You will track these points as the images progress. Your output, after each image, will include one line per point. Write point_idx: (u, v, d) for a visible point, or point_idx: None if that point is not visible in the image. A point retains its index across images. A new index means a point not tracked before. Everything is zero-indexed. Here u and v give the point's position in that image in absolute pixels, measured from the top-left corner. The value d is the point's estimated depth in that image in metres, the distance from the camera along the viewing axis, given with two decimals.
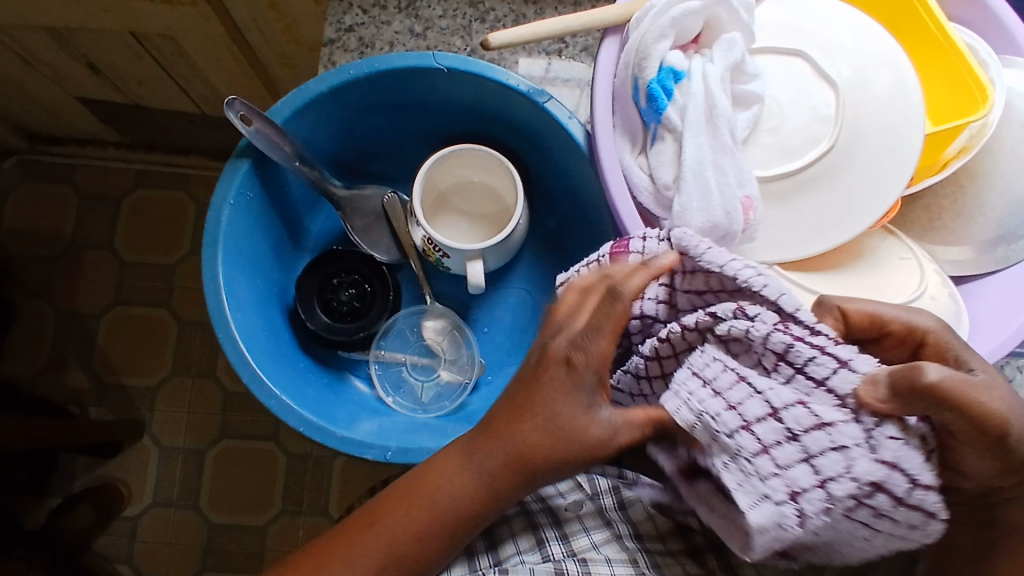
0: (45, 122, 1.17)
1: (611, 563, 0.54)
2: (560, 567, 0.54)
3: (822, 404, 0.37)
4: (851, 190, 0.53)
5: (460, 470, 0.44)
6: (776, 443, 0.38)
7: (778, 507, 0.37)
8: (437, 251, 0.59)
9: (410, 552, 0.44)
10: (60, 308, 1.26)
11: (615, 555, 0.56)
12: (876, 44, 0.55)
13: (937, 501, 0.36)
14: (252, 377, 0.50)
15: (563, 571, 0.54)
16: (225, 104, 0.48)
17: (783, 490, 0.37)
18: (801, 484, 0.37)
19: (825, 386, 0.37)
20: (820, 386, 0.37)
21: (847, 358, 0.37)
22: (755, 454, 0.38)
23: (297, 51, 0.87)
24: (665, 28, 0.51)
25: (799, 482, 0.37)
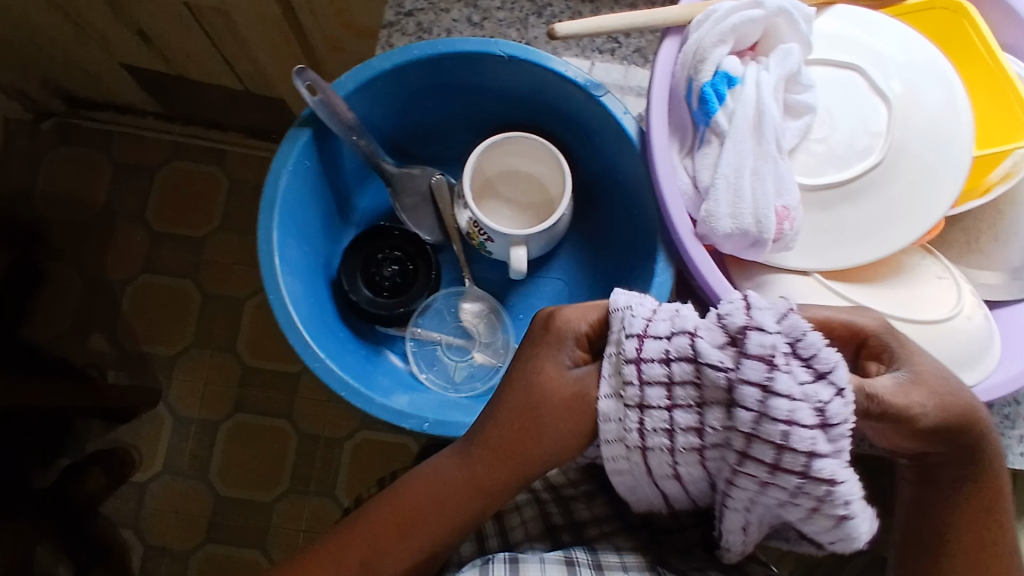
0: (91, 87, 1.19)
1: (622, 554, 0.52)
2: (570, 557, 0.51)
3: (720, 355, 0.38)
4: (895, 205, 0.54)
5: (465, 455, 0.47)
6: (653, 359, 0.41)
7: (624, 407, 0.42)
8: (481, 234, 0.61)
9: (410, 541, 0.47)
10: (87, 271, 1.27)
11: (625, 545, 0.54)
12: (930, 62, 0.56)
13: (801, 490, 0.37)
14: (299, 341, 0.52)
15: (575, 561, 0.51)
16: (295, 73, 0.51)
17: (634, 397, 0.41)
18: (650, 401, 0.41)
19: (734, 347, 0.37)
20: (731, 345, 0.37)
21: (776, 352, 0.36)
22: (628, 359, 0.41)
23: (347, 35, 0.89)
24: (724, 34, 0.52)
25: (650, 399, 0.41)
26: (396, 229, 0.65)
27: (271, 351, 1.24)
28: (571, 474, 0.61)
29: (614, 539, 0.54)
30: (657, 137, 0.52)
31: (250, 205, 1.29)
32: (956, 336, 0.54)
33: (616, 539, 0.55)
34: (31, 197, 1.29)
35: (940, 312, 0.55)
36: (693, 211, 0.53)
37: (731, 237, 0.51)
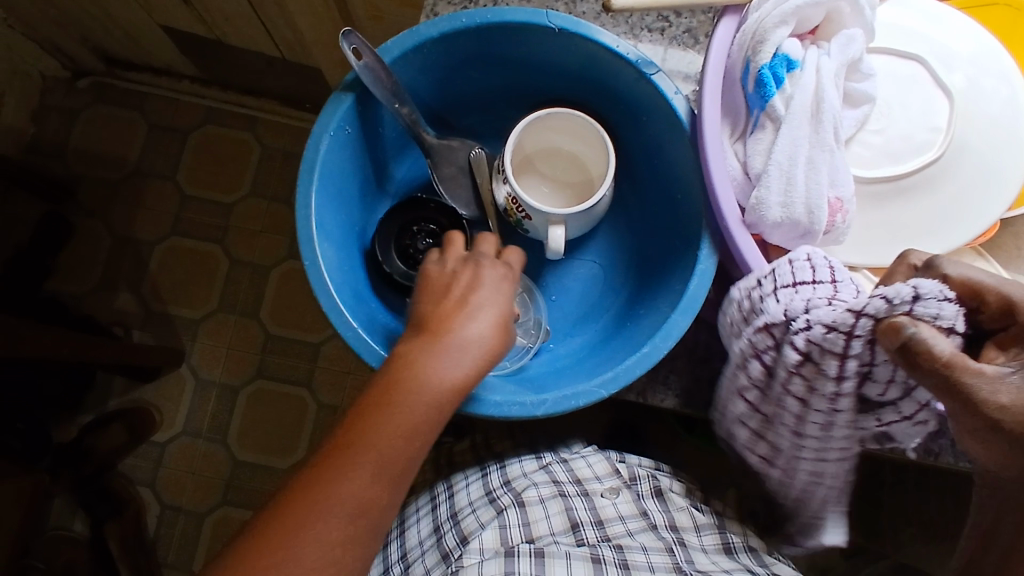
0: (129, 47, 1.19)
1: (648, 552, 0.52)
2: (596, 555, 0.52)
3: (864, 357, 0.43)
4: (951, 203, 0.52)
5: (433, 357, 0.46)
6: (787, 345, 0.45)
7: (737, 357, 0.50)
8: (519, 211, 0.60)
9: (392, 455, 0.43)
10: (116, 231, 1.28)
11: (651, 544, 0.53)
12: (993, 56, 0.54)
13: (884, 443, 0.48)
14: (333, 308, 0.52)
15: (600, 558, 0.52)
16: (341, 35, 0.50)
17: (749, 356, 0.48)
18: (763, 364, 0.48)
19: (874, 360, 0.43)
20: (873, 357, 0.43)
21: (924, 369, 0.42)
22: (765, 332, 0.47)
23: (387, 3, 0.87)
24: (787, 14, 0.50)
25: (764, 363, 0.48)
26: (432, 201, 0.65)
27: (294, 320, 1.25)
28: (597, 466, 0.60)
29: (638, 536, 0.54)
30: (709, 118, 0.51)
31: (280, 173, 1.29)
32: None
33: (642, 537, 0.54)
34: (64, 153, 1.29)
35: None
36: (740, 198, 0.52)
37: (781, 226, 0.50)
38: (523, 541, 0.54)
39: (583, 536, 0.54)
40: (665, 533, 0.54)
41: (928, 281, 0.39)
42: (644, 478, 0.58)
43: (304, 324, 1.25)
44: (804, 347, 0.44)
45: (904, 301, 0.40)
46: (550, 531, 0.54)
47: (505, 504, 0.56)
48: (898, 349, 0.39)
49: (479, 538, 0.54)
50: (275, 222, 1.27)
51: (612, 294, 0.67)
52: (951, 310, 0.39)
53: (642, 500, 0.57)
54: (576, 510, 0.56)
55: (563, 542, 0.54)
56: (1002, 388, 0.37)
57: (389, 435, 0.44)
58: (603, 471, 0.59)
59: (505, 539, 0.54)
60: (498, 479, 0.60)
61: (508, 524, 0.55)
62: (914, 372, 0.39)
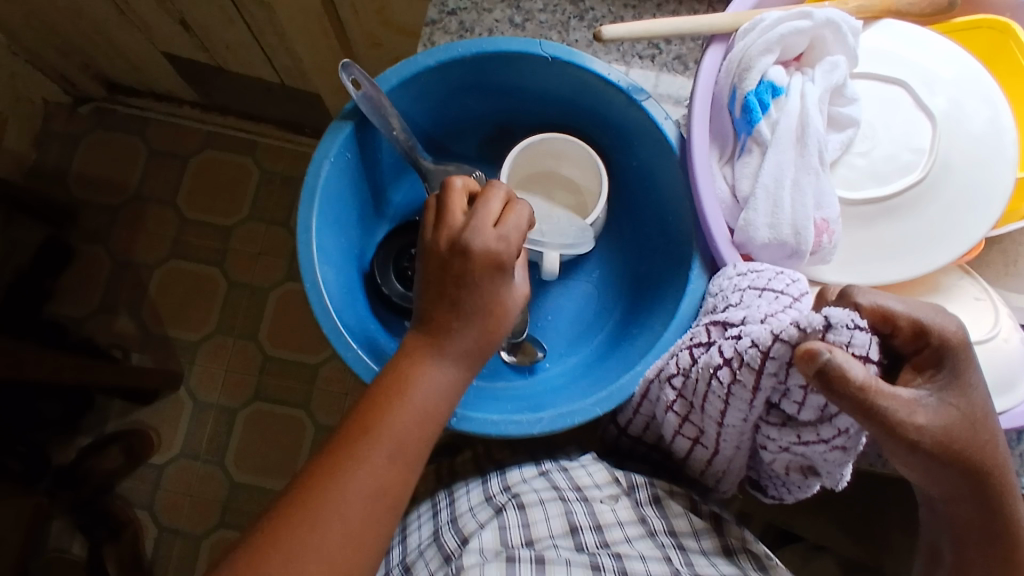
0: (131, 74, 1.21)
1: (646, 560, 0.52)
2: (596, 562, 0.52)
3: (779, 382, 0.43)
4: (936, 223, 0.53)
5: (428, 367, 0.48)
6: (717, 355, 0.46)
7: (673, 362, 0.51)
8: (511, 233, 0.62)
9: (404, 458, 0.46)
10: (116, 254, 1.29)
11: (649, 552, 0.53)
12: (976, 77, 0.55)
13: (816, 471, 0.48)
14: (333, 330, 0.53)
15: (600, 566, 0.51)
16: (340, 67, 0.51)
17: (683, 362, 0.50)
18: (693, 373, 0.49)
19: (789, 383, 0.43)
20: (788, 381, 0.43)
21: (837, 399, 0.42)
22: (706, 337, 0.49)
23: (386, 31, 0.89)
24: (771, 43, 0.52)
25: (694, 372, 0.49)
26: None
27: (293, 341, 1.26)
28: (597, 475, 0.58)
29: (636, 542, 0.54)
30: (697, 144, 0.52)
31: (279, 196, 1.30)
32: (994, 361, 0.53)
33: (639, 543, 0.54)
34: (65, 178, 1.31)
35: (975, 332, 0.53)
36: (729, 220, 0.54)
37: (768, 247, 0.51)
38: (521, 544, 0.54)
39: (582, 541, 0.54)
40: (662, 538, 0.55)
41: (838, 309, 0.39)
42: (643, 485, 0.58)
43: (302, 345, 1.26)
44: (729, 353, 0.45)
45: (816, 330, 0.40)
46: (550, 535, 0.54)
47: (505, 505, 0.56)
48: (812, 376, 0.38)
49: (479, 538, 0.54)
50: (274, 244, 1.29)
51: (606, 312, 0.68)
52: (863, 338, 0.40)
53: (642, 506, 0.57)
54: (575, 513, 0.55)
55: (563, 545, 0.53)
56: (918, 411, 0.40)
57: (391, 437, 0.45)
58: (603, 478, 0.58)
59: (505, 540, 0.54)
60: (497, 485, 0.60)
61: (510, 522, 0.55)
62: (838, 401, 0.39)
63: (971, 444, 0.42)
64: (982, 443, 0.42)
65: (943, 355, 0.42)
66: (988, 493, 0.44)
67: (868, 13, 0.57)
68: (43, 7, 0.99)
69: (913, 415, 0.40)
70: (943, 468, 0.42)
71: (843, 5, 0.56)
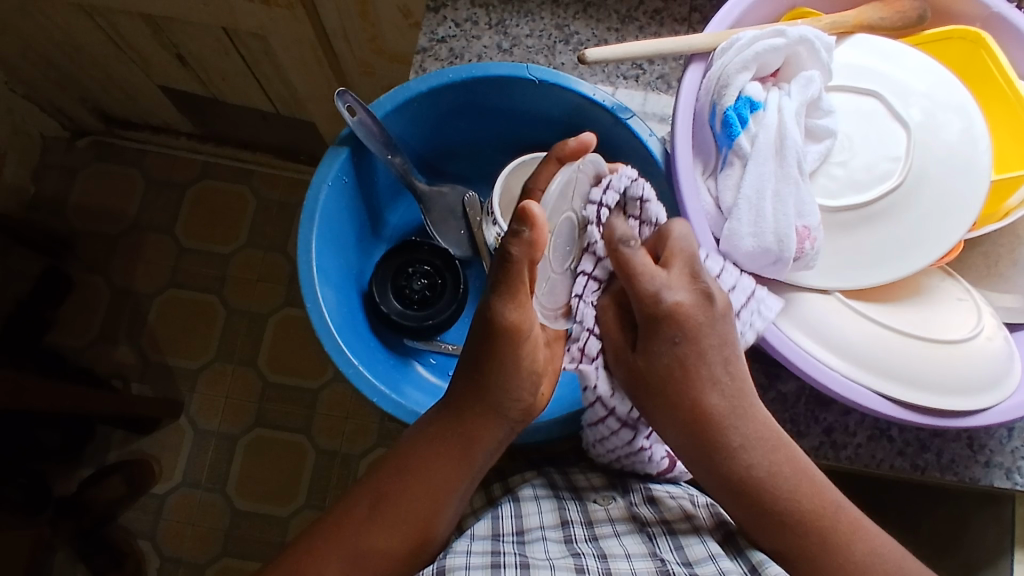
0: (128, 107, 1.23)
1: (631, 559, 0.51)
2: (580, 564, 0.50)
3: None
4: (913, 227, 0.55)
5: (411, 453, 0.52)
6: None
7: None
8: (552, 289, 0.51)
9: (384, 541, 0.51)
10: (115, 284, 1.30)
11: (635, 549, 0.53)
12: (948, 89, 0.57)
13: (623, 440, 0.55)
14: (336, 348, 0.55)
15: (584, 567, 0.50)
16: (337, 95, 0.54)
17: None
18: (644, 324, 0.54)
19: None
20: None
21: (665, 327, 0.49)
22: None
23: (378, 59, 0.92)
24: (747, 61, 0.54)
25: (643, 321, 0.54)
26: (426, 244, 0.70)
27: (292, 367, 1.27)
28: (596, 479, 0.60)
29: (624, 538, 0.54)
30: (682, 157, 0.54)
31: (275, 223, 1.32)
32: (981, 358, 0.54)
33: (628, 538, 0.54)
34: (64, 211, 1.33)
35: (961, 331, 0.54)
36: (715, 230, 0.55)
37: (752, 255, 0.53)
38: (512, 533, 0.55)
39: (571, 533, 0.55)
40: (652, 528, 0.55)
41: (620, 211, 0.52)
42: (638, 489, 0.59)
43: (301, 370, 1.27)
44: None
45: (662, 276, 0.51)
46: (540, 524, 0.56)
47: (504, 510, 0.57)
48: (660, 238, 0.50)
49: (472, 527, 0.55)
50: (272, 271, 1.30)
51: None
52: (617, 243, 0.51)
53: (635, 504, 0.57)
54: (568, 510, 0.57)
55: (552, 537, 0.54)
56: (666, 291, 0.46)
57: (373, 522, 0.51)
58: (599, 482, 0.60)
59: (495, 528, 0.55)
60: (499, 489, 0.62)
61: (503, 523, 0.55)
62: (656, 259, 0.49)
63: (680, 392, 0.48)
64: (707, 404, 0.48)
65: (688, 258, 0.48)
66: (695, 420, 0.48)
67: (840, 29, 0.60)
68: (41, 44, 1.01)
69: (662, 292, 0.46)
70: (657, 404, 0.49)
71: (817, 22, 0.59)
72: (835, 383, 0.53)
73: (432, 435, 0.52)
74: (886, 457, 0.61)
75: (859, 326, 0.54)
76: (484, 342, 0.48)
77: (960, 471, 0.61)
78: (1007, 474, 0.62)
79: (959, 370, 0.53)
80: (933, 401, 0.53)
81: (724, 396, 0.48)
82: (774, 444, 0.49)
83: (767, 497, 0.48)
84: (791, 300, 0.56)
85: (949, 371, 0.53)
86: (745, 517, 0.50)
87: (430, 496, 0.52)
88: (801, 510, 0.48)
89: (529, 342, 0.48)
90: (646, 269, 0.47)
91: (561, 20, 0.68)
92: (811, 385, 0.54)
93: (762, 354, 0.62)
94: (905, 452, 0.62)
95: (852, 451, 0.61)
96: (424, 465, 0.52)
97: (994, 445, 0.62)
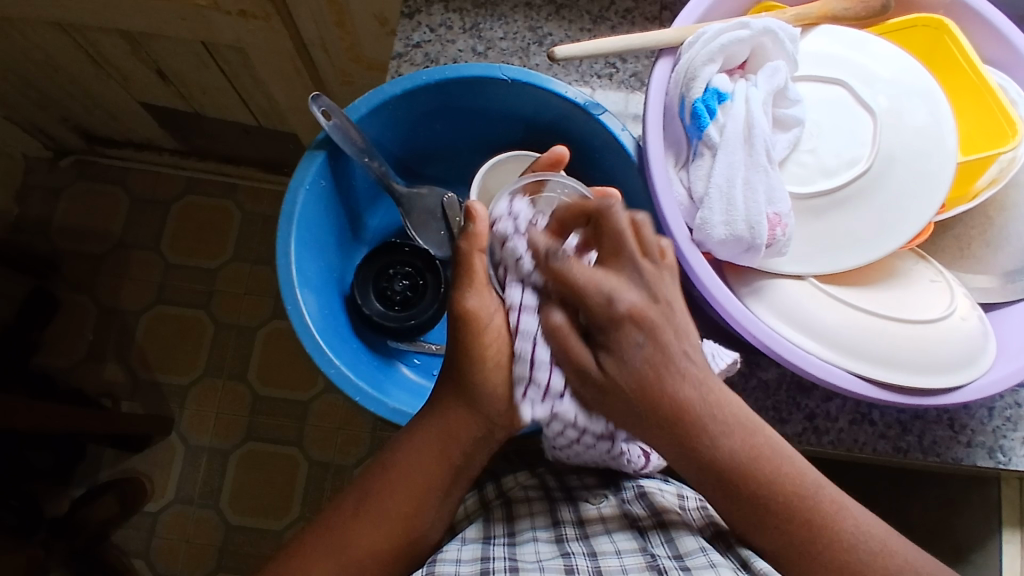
0: (110, 125, 1.24)
1: (622, 557, 0.52)
2: (570, 564, 0.51)
3: None
4: (882, 211, 0.56)
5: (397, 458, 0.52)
6: None
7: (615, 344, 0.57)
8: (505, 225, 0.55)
9: (371, 541, 0.51)
10: (102, 303, 1.30)
11: (626, 547, 0.53)
12: (912, 77, 0.58)
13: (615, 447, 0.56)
14: (317, 351, 0.55)
15: (574, 568, 0.50)
16: (311, 99, 0.55)
17: None
18: None
19: None
20: None
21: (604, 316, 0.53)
22: None
23: (358, 67, 0.92)
24: (714, 53, 0.55)
25: None
26: (407, 246, 0.70)
27: (282, 380, 1.26)
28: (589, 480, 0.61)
29: (616, 536, 0.55)
30: (653, 151, 0.55)
31: (262, 236, 1.33)
32: (954, 338, 0.55)
33: (619, 537, 0.55)
34: (49, 231, 1.32)
35: (934, 312, 0.55)
36: (688, 220, 0.56)
37: (725, 243, 0.54)
38: (504, 535, 0.55)
39: (563, 533, 0.55)
40: (643, 522, 0.55)
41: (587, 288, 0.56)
42: (630, 486, 0.59)
43: (291, 382, 1.26)
44: None
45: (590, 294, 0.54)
46: (532, 526, 0.56)
47: (496, 515, 0.58)
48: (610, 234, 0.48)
49: (463, 533, 0.56)
50: (260, 284, 1.30)
51: None
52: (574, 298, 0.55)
53: (628, 503, 0.57)
54: (559, 511, 0.57)
55: (542, 537, 0.55)
56: (625, 294, 0.45)
57: (360, 525, 0.51)
58: (593, 481, 0.60)
59: (487, 530, 0.56)
60: (493, 490, 0.62)
61: (495, 526, 0.56)
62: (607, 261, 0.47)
63: (654, 390, 0.45)
64: (682, 399, 0.45)
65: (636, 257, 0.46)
66: (672, 416, 0.46)
67: (806, 20, 0.61)
68: (22, 66, 1.01)
69: (621, 294, 0.45)
70: (632, 409, 0.46)
71: (782, 15, 0.60)
72: (812, 365, 0.53)
73: (422, 438, 0.52)
74: (868, 440, 0.62)
75: (834, 310, 0.55)
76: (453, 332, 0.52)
77: (942, 452, 0.62)
78: (990, 453, 0.62)
79: (935, 351, 0.54)
80: (909, 381, 0.54)
81: (697, 385, 0.46)
82: (755, 431, 0.48)
83: (751, 485, 0.48)
84: (767, 287, 0.56)
85: (923, 351, 0.54)
86: (730, 506, 0.49)
87: (419, 495, 0.52)
88: (783, 496, 0.48)
89: (488, 332, 0.51)
90: (583, 268, 0.46)
91: (534, 22, 0.69)
92: (790, 369, 0.54)
93: (743, 343, 0.63)
94: (888, 435, 0.62)
95: (835, 436, 0.62)
96: (409, 468, 0.52)
97: (975, 425, 0.63)
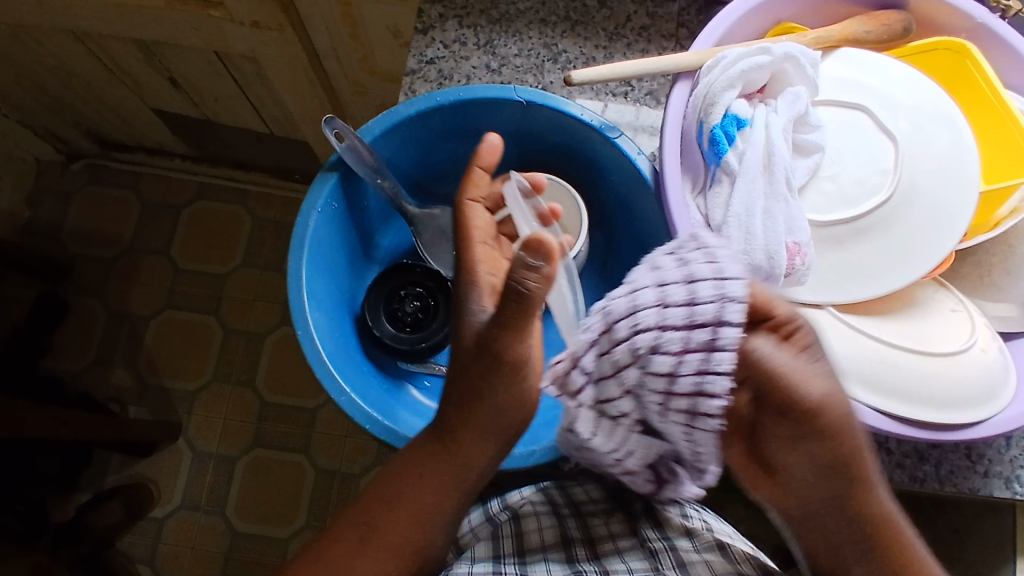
0: (121, 130, 1.24)
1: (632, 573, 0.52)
2: None
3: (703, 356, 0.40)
4: (906, 239, 0.55)
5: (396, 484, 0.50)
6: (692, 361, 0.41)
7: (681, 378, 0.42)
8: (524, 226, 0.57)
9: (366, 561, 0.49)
10: (112, 307, 1.30)
11: (637, 565, 0.53)
12: (934, 102, 0.57)
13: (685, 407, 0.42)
14: (326, 374, 0.54)
15: None
16: (325, 121, 0.54)
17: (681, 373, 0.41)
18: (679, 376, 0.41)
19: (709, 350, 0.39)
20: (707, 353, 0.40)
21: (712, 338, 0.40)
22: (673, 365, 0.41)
23: (371, 79, 0.92)
24: (733, 79, 0.55)
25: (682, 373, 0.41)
26: (418, 266, 0.69)
27: (290, 387, 1.26)
28: (593, 491, 0.59)
29: (628, 555, 0.54)
30: (670, 176, 0.54)
31: (271, 242, 1.32)
32: (975, 371, 0.54)
33: (631, 555, 0.54)
34: (60, 235, 1.33)
35: (956, 344, 0.54)
36: None
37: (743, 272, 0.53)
38: (513, 558, 0.55)
39: (574, 554, 0.55)
40: (654, 544, 0.54)
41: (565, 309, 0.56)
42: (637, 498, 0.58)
43: (298, 390, 1.26)
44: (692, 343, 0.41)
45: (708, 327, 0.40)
46: (542, 551, 0.55)
47: (502, 530, 0.57)
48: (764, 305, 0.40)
49: (472, 550, 0.55)
50: (269, 290, 1.30)
51: None
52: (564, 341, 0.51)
53: (637, 523, 0.56)
54: (568, 527, 0.56)
55: (554, 558, 0.55)
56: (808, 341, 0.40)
57: (354, 547, 0.50)
58: (598, 494, 0.58)
59: (496, 548, 0.55)
60: (498, 504, 0.60)
61: (503, 546, 0.55)
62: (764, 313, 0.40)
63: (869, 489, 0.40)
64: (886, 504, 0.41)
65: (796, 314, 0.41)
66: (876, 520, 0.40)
67: (826, 43, 0.60)
68: (35, 72, 1.01)
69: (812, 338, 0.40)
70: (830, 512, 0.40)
71: (802, 38, 0.59)
72: None
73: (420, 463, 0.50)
74: (885, 470, 0.61)
75: (854, 343, 0.54)
76: (478, 377, 0.49)
77: (959, 483, 0.61)
78: (1007, 484, 0.61)
79: (956, 384, 0.53)
80: (929, 416, 0.53)
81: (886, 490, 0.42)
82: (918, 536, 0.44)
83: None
84: None
85: (946, 384, 0.53)
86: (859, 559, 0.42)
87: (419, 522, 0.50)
88: None
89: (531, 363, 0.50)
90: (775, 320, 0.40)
91: (549, 39, 0.68)
92: None
93: None
94: (904, 465, 0.61)
95: None
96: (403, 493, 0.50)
97: (993, 455, 0.62)
